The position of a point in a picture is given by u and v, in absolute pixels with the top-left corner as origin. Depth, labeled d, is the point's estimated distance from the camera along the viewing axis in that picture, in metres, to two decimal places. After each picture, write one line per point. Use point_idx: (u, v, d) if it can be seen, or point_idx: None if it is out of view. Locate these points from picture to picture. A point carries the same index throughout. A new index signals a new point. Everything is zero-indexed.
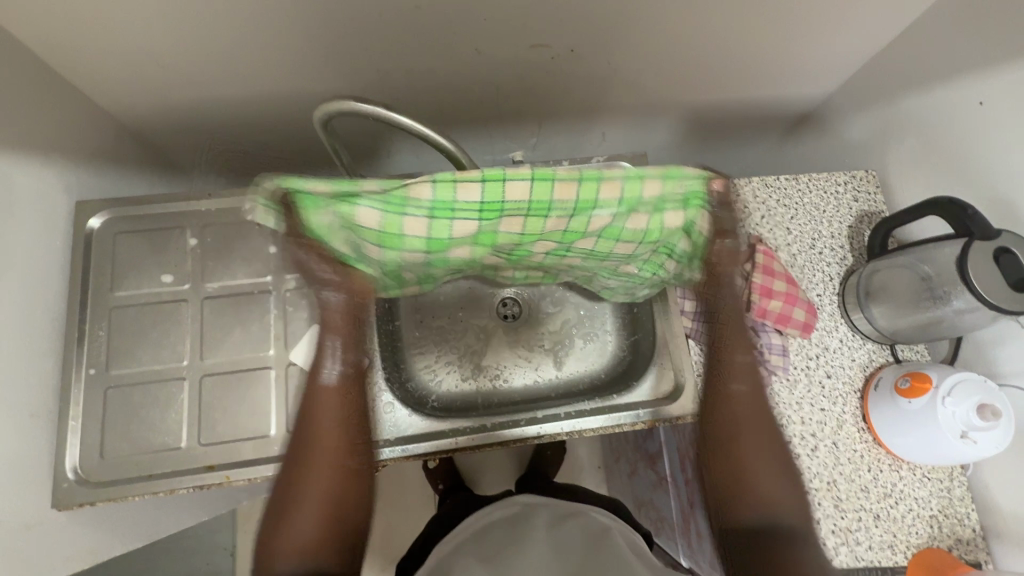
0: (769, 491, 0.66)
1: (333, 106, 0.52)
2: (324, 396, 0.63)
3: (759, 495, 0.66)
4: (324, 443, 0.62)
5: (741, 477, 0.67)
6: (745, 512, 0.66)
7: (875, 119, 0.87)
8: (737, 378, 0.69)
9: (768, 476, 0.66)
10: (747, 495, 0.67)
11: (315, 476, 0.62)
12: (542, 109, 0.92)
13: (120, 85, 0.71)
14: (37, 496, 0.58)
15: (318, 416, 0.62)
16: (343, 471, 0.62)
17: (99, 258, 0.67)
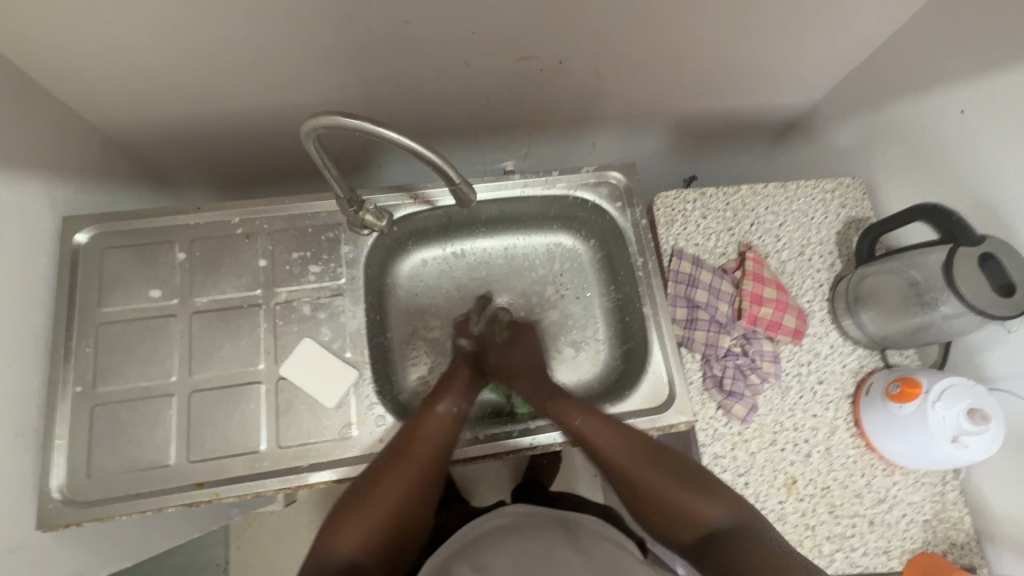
0: (694, 511, 0.58)
1: (318, 122, 0.51)
2: (432, 421, 0.64)
3: (679, 516, 0.59)
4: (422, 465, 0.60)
5: (661, 504, 0.60)
6: (690, 533, 0.58)
7: (860, 127, 0.88)
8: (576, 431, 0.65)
9: (676, 496, 0.59)
10: (680, 518, 0.59)
11: (370, 500, 0.57)
12: (532, 120, 0.93)
13: (106, 98, 0.71)
14: (21, 516, 0.57)
15: (427, 442, 0.62)
16: (419, 489, 0.59)
17: (86, 273, 0.67)
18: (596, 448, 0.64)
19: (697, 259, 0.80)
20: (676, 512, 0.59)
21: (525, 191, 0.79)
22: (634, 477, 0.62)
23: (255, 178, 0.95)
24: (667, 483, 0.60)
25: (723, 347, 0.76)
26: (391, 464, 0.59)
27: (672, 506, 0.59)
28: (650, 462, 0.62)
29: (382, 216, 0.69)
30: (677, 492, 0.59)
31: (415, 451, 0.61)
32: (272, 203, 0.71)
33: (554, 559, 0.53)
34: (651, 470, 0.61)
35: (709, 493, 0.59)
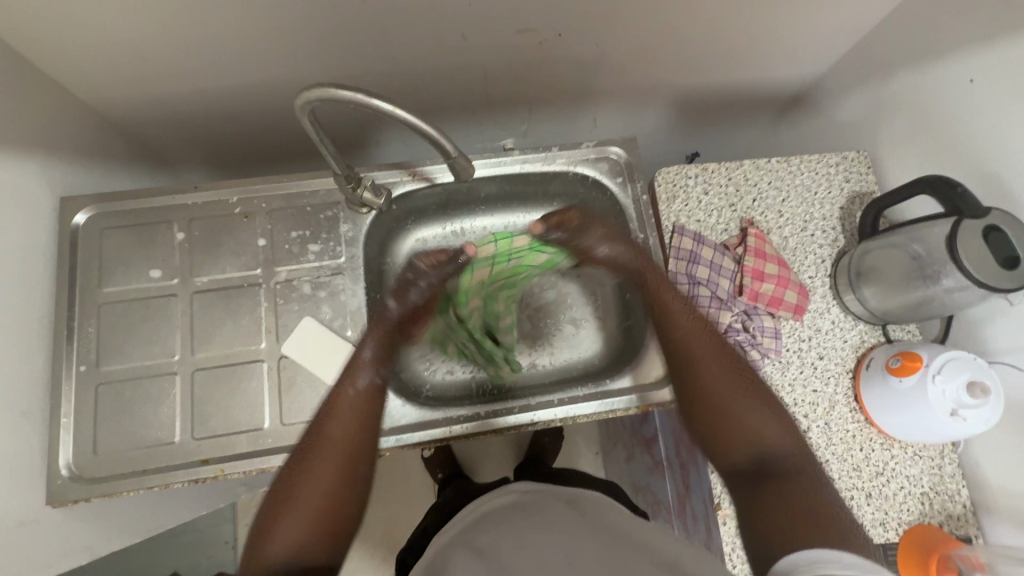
0: (753, 425, 0.55)
1: (313, 95, 0.50)
2: (348, 395, 0.59)
3: (730, 425, 0.55)
4: (344, 451, 0.54)
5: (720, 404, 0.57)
6: (740, 449, 0.54)
7: (866, 100, 0.86)
8: (673, 329, 0.65)
9: (733, 403, 0.57)
10: (734, 419, 0.55)
11: (295, 495, 0.51)
12: (532, 95, 0.91)
13: (98, 77, 0.69)
14: (31, 492, 0.58)
15: (341, 422, 0.56)
16: (349, 479, 0.53)
17: (86, 253, 0.66)
18: (683, 339, 0.64)
19: (698, 236, 0.79)
20: (728, 415, 0.56)
21: (525, 168, 0.78)
22: (710, 375, 0.60)
23: (253, 156, 0.95)
24: (735, 388, 0.58)
25: (724, 323, 0.76)
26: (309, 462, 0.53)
27: (730, 410, 0.56)
28: (731, 373, 0.60)
29: (380, 193, 0.68)
30: (740, 402, 0.57)
31: (329, 442, 0.54)
32: (270, 182, 0.71)
33: (553, 533, 0.53)
34: (727, 374, 0.59)
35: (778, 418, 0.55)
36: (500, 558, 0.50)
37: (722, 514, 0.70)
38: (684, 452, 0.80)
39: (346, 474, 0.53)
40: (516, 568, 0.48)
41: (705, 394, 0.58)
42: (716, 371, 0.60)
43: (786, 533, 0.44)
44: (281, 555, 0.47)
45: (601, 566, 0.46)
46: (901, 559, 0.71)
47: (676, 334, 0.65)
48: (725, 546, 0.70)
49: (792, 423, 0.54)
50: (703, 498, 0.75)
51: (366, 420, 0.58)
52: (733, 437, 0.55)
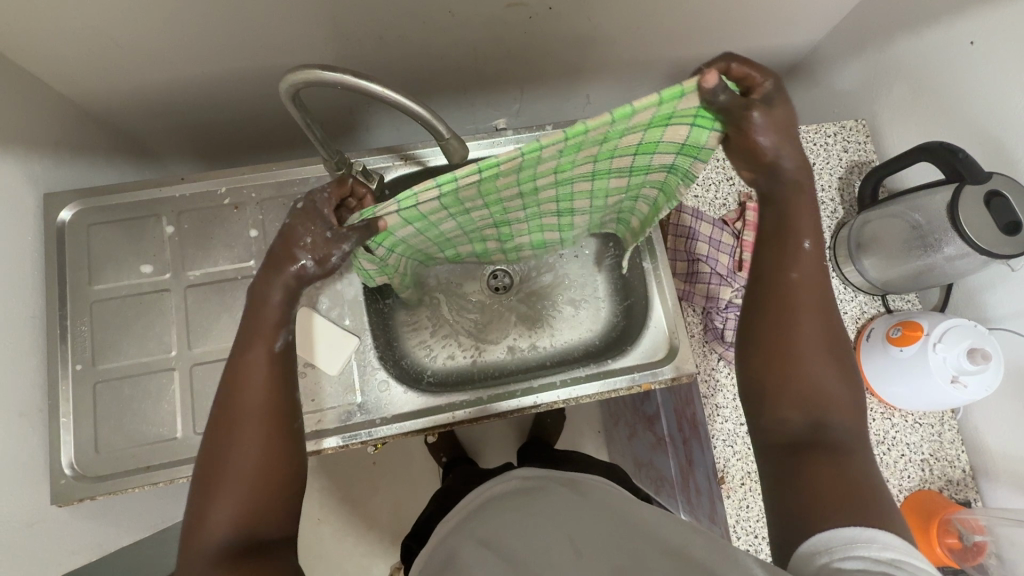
0: (824, 385, 0.49)
1: (299, 78, 0.48)
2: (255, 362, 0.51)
3: (793, 385, 0.50)
4: (260, 423, 0.49)
5: (793, 357, 0.50)
6: (801, 414, 0.49)
7: (864, 67, 0.85)
8: (798, 266, 0.51)
9: (813, 364, 0.50)
10: (800, 377, 0.50)
11: (223, 475, 0.48)
12: (524, 73, 0.89)
13: (76, 67, 0.67)
14: (34, 492, 0.58)
15: (251, 393, 0.51)
16: (278, 452, 0.49)
17: (74, 250, 0.65)
18: (800, 277, 0.51)
19: (697, 211, 0.78)
20: (798, 375, 0.50)
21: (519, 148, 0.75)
22: (801, 323, 0.51)
23: (240, 144, 0.92)
24: (824, 349, 0.50)
25: (725, 299, 0.75)
26: (227, 444, 0.49)
27: (803, 369, 0.50)
28: (822, 326, 0.51)
29: (372, 178, 0.66)
30: (814, 361, 0.50)
31: (241, 418, 0.49)
32: (259, 170, 0.69)
33: (558, 515, 0.54)
34: (820, 332, 0.51)
35: (848, 387, 0.50)
36: (508, 539, 0.51)
37: (725, 487, 0.72)
38: (688, 428, 0.81)
39: (271, 448, 0.49)
40: (524, 547, 0.49)
41: (789, 340, 0.50)
42: (811, 325, 0.51)
43: (826, 511, 0.42)
44: (218, 537, 0.45)
45: (610, 544, 0.47)
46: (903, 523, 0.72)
47: (794, 276, 0.51)
48: (729, 518, 0.71)
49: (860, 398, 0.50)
50: (707, 473, 0.76)
51: (278, 380, 0.52)
52: (799, 400, 0.49)
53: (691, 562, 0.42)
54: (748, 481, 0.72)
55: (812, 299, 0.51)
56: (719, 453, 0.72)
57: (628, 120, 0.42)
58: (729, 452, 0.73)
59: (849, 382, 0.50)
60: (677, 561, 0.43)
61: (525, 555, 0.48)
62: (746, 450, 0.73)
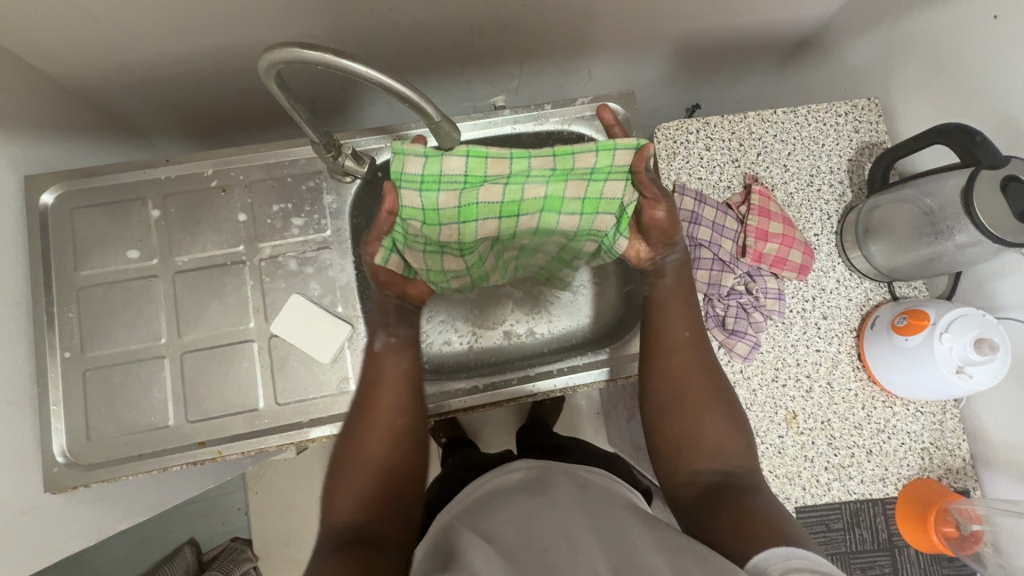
0: (720, 442, 0.58)
1: (278, 57, 0.45)
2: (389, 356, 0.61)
3: (691, 442, 0.58)
4: (387, 416, 0.57)
5: (686, 428, 0.59)
6: (709, 467, 0.56)
7: (879, 43, 0.81)
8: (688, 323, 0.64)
9: (703, 400, 0.60)
10: (700, 447, 0.58)
11: (356, 451, 0.56)
12: (522, 48, 0.85)
13: (54, 44, 0.64)
14: (28, 481, 0.58)
15: (391, 384, 0.60)
16: (398, 429, 0.57)
17: (58, 235, 0.63)
18: (690, 325, 0.65)
19: (700, 195, 0.76)
20: (690, 437, 0.58)
21: (516, 129, 0.72)
22: (673, 374, 0.62)
23: (229, 123, 0.89)
24: (710, 391, 0.61)
25: (726, 286, 0.74)
26: (359, 433, 0.56)
27: (683, 419, 0.59)
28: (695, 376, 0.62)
29: (362, 160, 0.63)
30: (692, 408, 0.60)
31: (382, 404, 0.58)
32: (246, 151, 0.66)
33: (555, 503, 0.54)
34: (699, 385, 0.61)
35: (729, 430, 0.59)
36: (503, 530, 0.50)
37: None
38: None
39: (391, 435, 0.57)
40: (518, 538, 0.48)
41: (682, 380, 0.62)
42: (697, 360, 0.63)
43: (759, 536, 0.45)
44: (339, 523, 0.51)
45: (606, 539, 0.47)
46: (900, 512, 0.72)
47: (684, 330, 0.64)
48: None
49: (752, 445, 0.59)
50: None
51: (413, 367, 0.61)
52: (711, 457, 0.57)
53: (688, 560, 0.41)
54: None
55: (670, 337, 0.64)
56: None
57: (612, 152, 0.56)
58: None
59: (742, 433, 0.59)
60: (673, 557, 0.42)
61: (518, 549, 0.47)
62: None
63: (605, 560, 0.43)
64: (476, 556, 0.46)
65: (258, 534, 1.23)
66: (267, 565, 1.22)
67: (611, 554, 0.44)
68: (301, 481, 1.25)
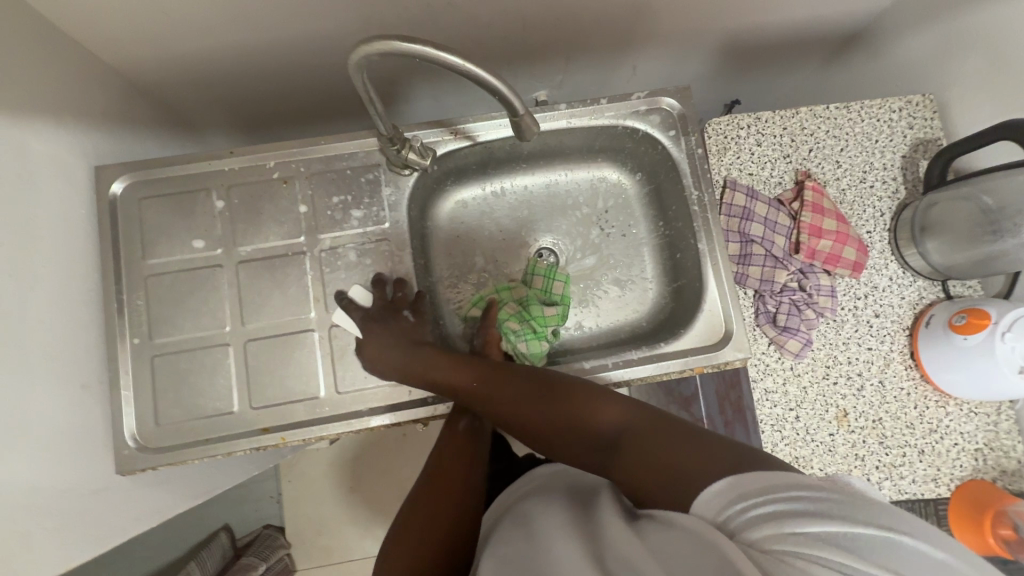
0: (591, 428, 0.51)
1: (373, 48, 0.45)
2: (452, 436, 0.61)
3: (580, 428, 0.51)
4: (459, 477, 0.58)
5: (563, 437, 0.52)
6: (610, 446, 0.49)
7: (936, 38, 0.80)
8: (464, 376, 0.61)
9: (526, 415, 0.54)
10: (592, 439, 0.50)
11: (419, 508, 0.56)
12: (570, 43, 0.85)
13: (123, 37, 0.65)
14: (99, 463, 0.60)
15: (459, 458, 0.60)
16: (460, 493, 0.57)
17: (126, 224, 0.65)
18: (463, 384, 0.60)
19: (752, 190, 0.76)
20: (580, 430, 0.52)
21: (572, 123, 0.71)
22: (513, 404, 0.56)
23: (279, 116, 0.91)
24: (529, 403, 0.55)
25: (779, 283, 0.74)
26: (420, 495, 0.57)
27: (567, 422, 0.53)
28: (534, 393, 0.56)
29: (425, 153, 0.64)
30: (535, 422, 0.54)
31: (457, 467, 0.59)
32: (307, 144, 0.67)
33: (549, 503, 0.49)
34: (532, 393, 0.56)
35: (602, 403, 0.52)
36: (501, 537, 0.46)
37: None
38: (731, 412, 0.81)
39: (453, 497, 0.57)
40: (515, 540, 0.44)
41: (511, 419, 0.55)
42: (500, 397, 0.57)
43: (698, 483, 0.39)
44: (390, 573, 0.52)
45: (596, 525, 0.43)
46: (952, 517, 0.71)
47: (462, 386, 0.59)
48: None
49: (593, 411, 0.52)
50: None
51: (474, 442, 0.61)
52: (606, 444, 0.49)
53: (668, 533, 0.37)
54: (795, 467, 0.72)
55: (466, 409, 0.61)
56: (768, 439, 0.73)
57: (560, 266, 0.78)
58: (777, 437, 0.73)
59: (583, 412, 0.52)
60: (653, 535, 0.38)
61: (515, 549, 0.43)
62: (794, 434, 0.73)
63: (593, 546, 0.40)
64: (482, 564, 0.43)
65: (294, 522, 1.25)
66: (303, 553, 1.25)
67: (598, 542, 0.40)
68: (336, 472, 1.27)
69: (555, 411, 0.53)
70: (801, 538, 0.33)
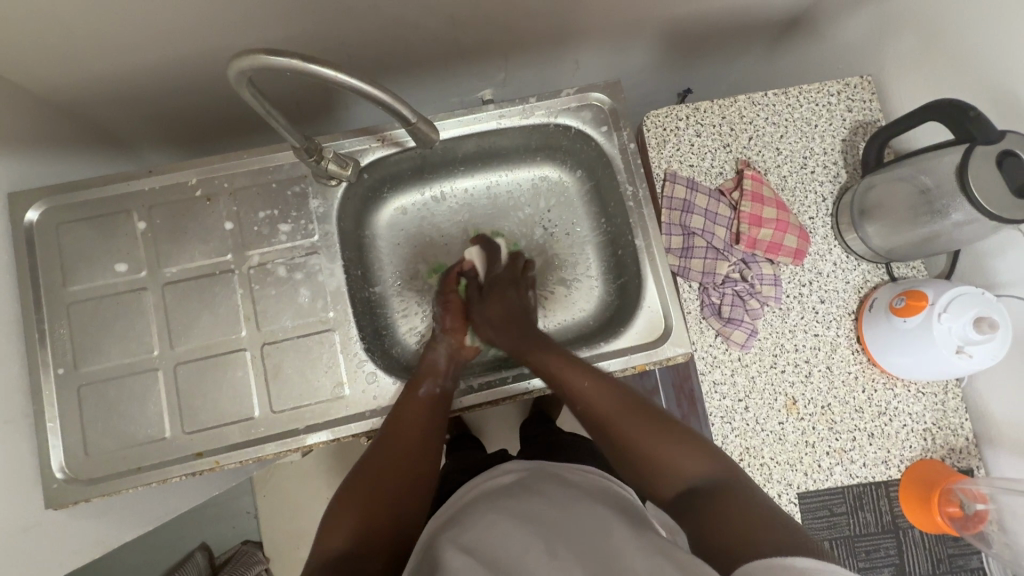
0: (672, 459, 0.52)
1: (246, 65, 0.44)
2: (411, 409, 0.61)
3: (658, 462, 0.53)
4: (417, 443, 0.58)
5: (638, 458, 0.54)
6: (676, 485, 0.52)
7: (870, 19, 0.79)
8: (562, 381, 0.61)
9: (620, 429, 0.56)
10: (667, 470, 0.52)
11: (360, 487, 0.54)
12: (506, 40, 0.84)
13: (32, 60, 0.63)
14: (29, 498, 0.58)
15: (412, 429, 0.59)
16: (407, 470, 0.55)
17: (46, 251, 0.63)
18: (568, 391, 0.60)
19: (692, 181, 0.75)
20: (652, 461, 0.53)
21: (502, 123, 0.70)
22: (598, 421, 0.57)
23: (215, 129, 0.89)
24: (626, 420, 0.56)
25: (721, 274, 0.73)
26: (366, 469, 0.55)
27: (640, 447, 0.54)
28: (627, 414, 0.56)
29: (346, 164, 0.62)
30: (631, 434, 0.55)
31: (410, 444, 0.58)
32: (229, 159, 0.66)
33: (529, 500, 0.51)
34: (626, 414, 0.56)
35: (692, 443, 0.53)
36: (480, 534, 0.46)
37: None
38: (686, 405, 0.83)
39: (402, 476, 0.55)
40: (499, 540, 0.45)
41: (601, 424, 0.57)
42: (598, 400, 0.58)
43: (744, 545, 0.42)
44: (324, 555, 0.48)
45: (580, 537, 0.45)
46: (903, 497, 0.71)
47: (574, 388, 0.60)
48: None
49: (691, 448, 0.53)
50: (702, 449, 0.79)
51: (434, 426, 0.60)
52: (676, 473, 0.52)
53: (668, 562, 0.42)
54: (747, 458, 0.72)
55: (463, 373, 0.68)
56: (718, 431, 0.72)
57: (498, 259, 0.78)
58: (726, 429, 0.72)
59: (675, 443, 0.53)
60: (652, 558, 0.42)
61: (496, 553, 0.44)
62: (744, 425, 0.73)
63: (581, 559, 0.43)
64: (453, 563, 0.43)
65: (268, 536, 1.24)
66: (278, 566, 1.24)
67: (588, 554, 0.43)
68: (308, 484, 1.25)
69: (658, 439, 0.54)
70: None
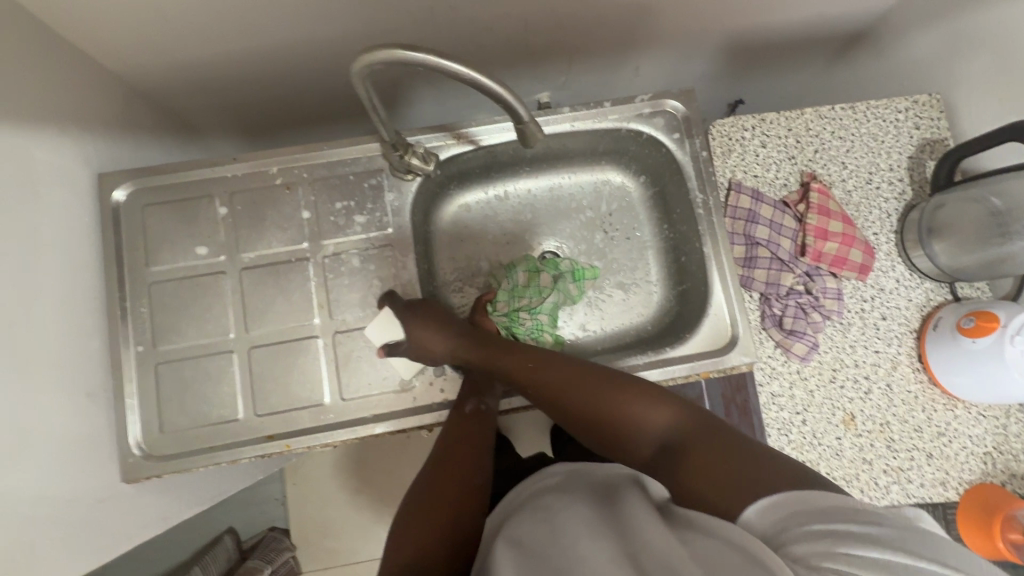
0: (642, 419, 0.54)
1: (376, 57, 0.46)
2: (458, 424, 0.60)
3: (628, 425, 0.54)
4: (471, 458, 0.57)
5: (607, 420, 0.55)
6: (650, 443, 0.53)
7: (941, 38, 0.79)
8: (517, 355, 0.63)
9: (579, 397, 0.57)
10: (639, 434, 0.54)
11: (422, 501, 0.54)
12: (573, 45, 0.85)
13: (126, 45, 0.65)
14: (106, 470, 0.60)
15: (468, 446, 0.59)
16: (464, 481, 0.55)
17: (131, 231, 0.65)
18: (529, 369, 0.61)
19: (757, 193, 0.75)
20: (622, 425, 0.54)
21: (575, 126, 0.71)
22: (557, 390, 0.58)
23: (281, 120, 0.90)
24: (582, 389, 0.57)
25: (785, 286, 0.73)
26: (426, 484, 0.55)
27: (605, 412, 0.55)
28: (586, 387, 0.57)
29: (429, 159, 0.63)
30: (592, 401, 0.56)
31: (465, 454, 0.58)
32: (309, 150, 0.67)
33: (571, 497, 0.48)
34: (583, 381, 0.58)
35: (661, 402, 0.55)
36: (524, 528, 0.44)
37: None
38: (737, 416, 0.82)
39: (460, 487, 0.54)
40: (541, 534, 0.43)
41: (562, 397, 0.58)
42: (550, 370, 0.60)
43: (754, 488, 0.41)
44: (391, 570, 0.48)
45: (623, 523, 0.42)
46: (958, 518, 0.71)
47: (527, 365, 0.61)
48: None
49: (655, 406, 0.54)
50: None
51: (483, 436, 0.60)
52: (647, 434, 0.53)
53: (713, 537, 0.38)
54: None
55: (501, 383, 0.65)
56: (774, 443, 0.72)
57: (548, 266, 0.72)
58: (783, 441, 0.72)
59: (637, 406, 0.55)
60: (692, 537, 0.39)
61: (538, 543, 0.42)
62: (801, 438, 0.72)
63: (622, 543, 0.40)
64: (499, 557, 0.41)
65: (299, 525, 1.25)
66: (307, 555, 1.25)
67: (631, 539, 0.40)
68: (340, 475, 1.26)
69: (620, 401, 0.55)
70: (843, 556, 0.34)
